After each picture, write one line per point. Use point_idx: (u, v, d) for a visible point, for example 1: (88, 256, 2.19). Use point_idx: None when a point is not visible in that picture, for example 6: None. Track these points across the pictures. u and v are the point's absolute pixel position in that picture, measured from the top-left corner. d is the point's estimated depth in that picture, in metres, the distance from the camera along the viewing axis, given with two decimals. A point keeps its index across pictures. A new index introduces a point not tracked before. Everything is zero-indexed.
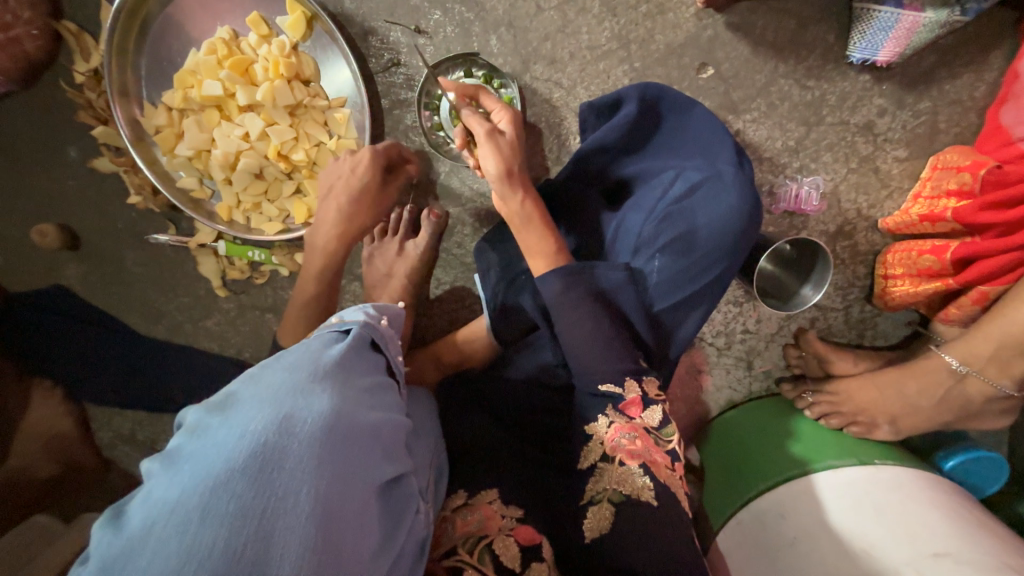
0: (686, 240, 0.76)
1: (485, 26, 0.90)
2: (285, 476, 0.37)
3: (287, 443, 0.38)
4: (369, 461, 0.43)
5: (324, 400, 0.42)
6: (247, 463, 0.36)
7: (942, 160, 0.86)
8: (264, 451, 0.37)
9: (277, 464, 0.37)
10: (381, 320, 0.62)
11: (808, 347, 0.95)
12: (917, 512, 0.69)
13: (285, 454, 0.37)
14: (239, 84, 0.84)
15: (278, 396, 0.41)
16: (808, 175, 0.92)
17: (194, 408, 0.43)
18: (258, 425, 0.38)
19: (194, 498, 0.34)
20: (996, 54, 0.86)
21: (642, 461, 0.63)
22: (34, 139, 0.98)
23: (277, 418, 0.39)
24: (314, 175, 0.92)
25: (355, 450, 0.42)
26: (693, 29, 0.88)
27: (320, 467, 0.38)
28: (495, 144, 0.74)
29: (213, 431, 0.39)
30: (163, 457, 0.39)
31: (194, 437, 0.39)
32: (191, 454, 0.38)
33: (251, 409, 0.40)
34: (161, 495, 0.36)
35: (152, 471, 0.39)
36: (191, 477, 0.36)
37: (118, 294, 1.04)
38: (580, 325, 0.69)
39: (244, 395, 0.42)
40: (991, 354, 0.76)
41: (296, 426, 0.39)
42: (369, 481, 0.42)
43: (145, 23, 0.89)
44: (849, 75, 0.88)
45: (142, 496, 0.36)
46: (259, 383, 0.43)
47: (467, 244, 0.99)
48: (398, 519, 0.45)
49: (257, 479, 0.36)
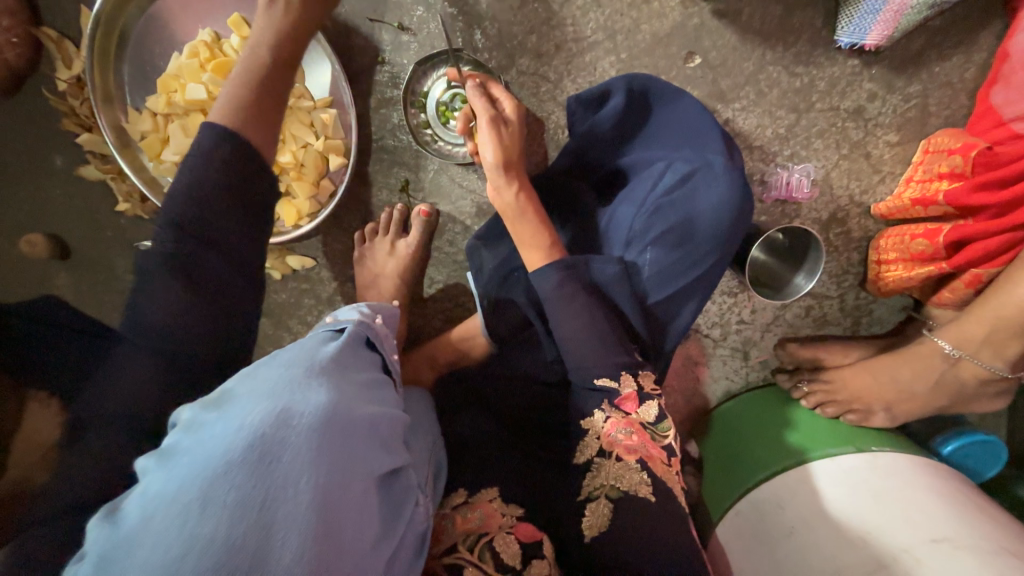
0: (680, 231, 0.75)
1: (469, 21, 0.89)
2: (283, 467, 0.36)
3: (285, 435, 0.38)
4: (368, 453, 0.43)
5: (321, 393, 0.42)
6: (245, 455, 0.36)
7: (933, 144, 0.85)
8: (262, 443, 0.37)
9: (275, 455, 0.37)
10: (375, 319, 0.61)
11: (785, 353, 0.97)
12: (915, 497, 0.69)
13: (284, 445, 0.37)
14: (223, 87, 0.84)
15: (274, 391, 0.41)
16: (799, 163, 0.91)
17: (190, 406, 0.43)
18: (255, 418, 0.38)
19: (193, 490, 0.34)
20: (986, 34, 0.85)
21: (638, 457, 0.63)
22: (19, 149, 0.98)
23: (274, 411, 0.39)
24: (303, 176, 0.90)
25: (354, 442, 0.41)
26: (679, 18, 0.87)
27: (319, 458, 0.38)
28: (498, 134, 0.75)
29: (210, 426, 0.39)
30: (160, 454, 0.39)
31: (190, 433, 0.39)
32: (187, 448, 0.38)
33: (247, 403, 0.40)
34: (158, 490, 0.35)
35: (149, 468, 0.38)
36: (189, 470, 0.36)
37: (111, 302, 1.04)
38: (575, 319, 0.69)
39: (239, 391, 0.42)
40: (985, 336, 0.75)
41: (294, 418, 0.39)
42: (368, 472, 0.42)
43: (125, 31, 0.88)
44: (838, 60, 0.87)
45: (138, 493, 0.36)
46: (254, 379, 0.43)
47: (459, 242, 0.98)
48: (398, 511, 0.45)
49: (256, 470, 0.36)
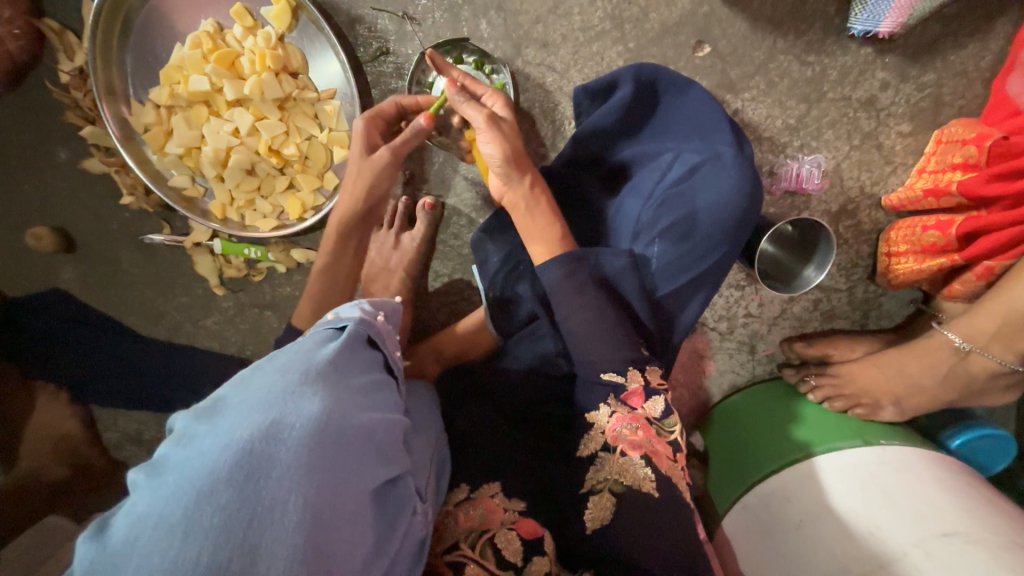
0: (688, 223, 0.74)
1: (475, 10, 0.87)
2: (271, 485, 0.36)
3: (274, 450, 0.38)
4: (364, 465, 0.43)
5: (314, 404, 0.42)
6: (232, 473, 0.36)
7: (946, 134, 0.84)
8: (249, 459, 0.37)
9: (263, 472, 0.37)
10: (377, 316, 0.60)
11: (794, 353, 0.96)
12: (923, 491, 0.69)
13: (273, 461, 0.37)
14: (226, 78, 0.82)
15: (265, 401, 0.41)
16: (809, 154, 0.90)
17: (183, 414, 0.43)
18: (245, 431, 0.38)
19: (179, 510, 0.34)
20: (1003, 22, 0.84)
21: (643, 452, 0.62)
22: (23, 143, 0.99)
23: (264, 424, 0.39)
24: (307, 169, 0.90)
25: (349, 454, 0.41)
26: (688, 6, 0.85)
27: (309, 473, 0.38)
28: (497, 129, 0.72)
29: (199, 439, 0.38)
30: (149, 467, 0.39)
31: (180, 445, 0.39)
32: (176, 463, 0.38)
33: (239, 414, 0.40)
34: (144, 507, 0.35)
35: (136, 481, 0.38)
36: (175, 488, 0.36)
37: (117, 294, 1.06)
38: (584, 312, 0.68)
39: (232, 400, 0.42)
40: (995, 329, 0.75)
41: (283, 432, 0.39)
42: (362, 485, 0.42)
43: (128, 17, 0.87)
44: (851, 49, 0.86)
45: (126, 509, 0.36)
46: (246, 387, 0.43)
47: (464, 235, 0.98)
48: (394, 522, 0.45)
49: (243, 488, 0.36)
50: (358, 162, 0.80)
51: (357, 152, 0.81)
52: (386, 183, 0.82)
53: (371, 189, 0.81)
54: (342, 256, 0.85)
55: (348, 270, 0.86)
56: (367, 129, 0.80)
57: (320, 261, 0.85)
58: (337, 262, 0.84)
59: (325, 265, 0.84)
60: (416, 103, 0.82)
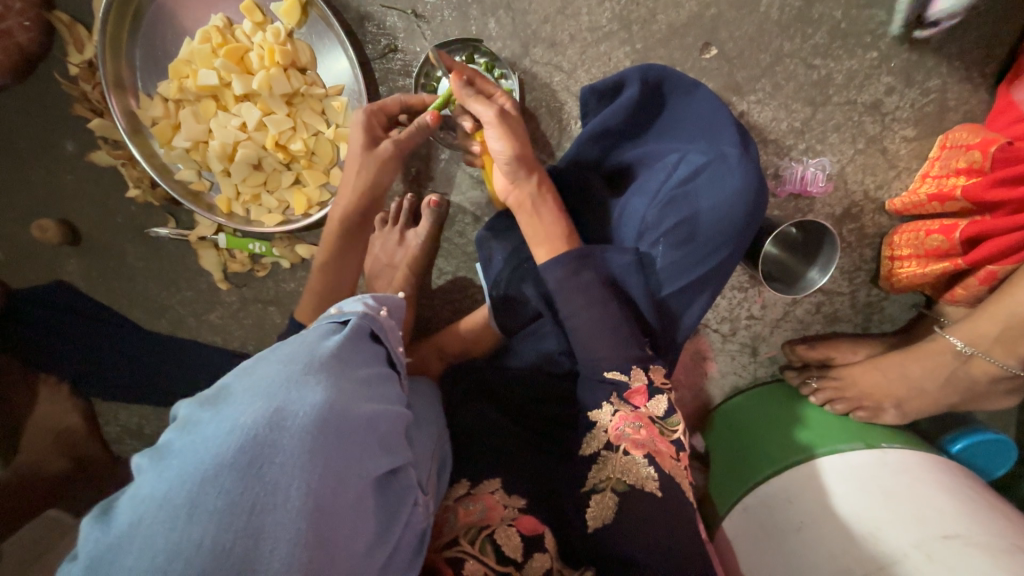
0: (690, 225, 0.75)
1: (483, 9, 0.88)
2: (274, 471, 0.37)
3: (277, 437, 0.38)
4: (365, 455, 0.43)
5: (317, 392, 0.42)
6: (235, 458, 0.36)
7: (951, 139, 0.84)
8: (253, 445, 0.37)
9: (266, 459, 0.37)
10: (380, 310, 0.60)
11: (796, 355, 0.96)
12: (924, 495, 0.69)
13: (277, 447, 0.37)
14: (234, 72, 0.83)
15: (269, 389, 0.41)
16: (814, 157, 0.91)
17: (186, 402, 0.43)
18: (249, 418, 0.38)
19: (183, 493, 0.35)
20: (1009, 29, 0.84)
21: (646, 452, 0.62)
22: (31, 134, 0.99)
23: (268, 412, 0.39)
24: (313, 164, 0.90)
25: (351, 443, 0.41)
26: (695, 8, 0.86)
27: (312, 460, 0.38)
28: (506, 125, 0.73)
29: (203, 426, 0.39)
30: (154, 451, 0.39)
31: (184, 431, 0.39)
32: (180, 448, 0.38)
33: (243, 402, 0.40)
34: (150, 491, 0.36)
35: (141, 466, 0.38)
36: (180, 472, 0.36)
37: (123, 288, 1.07)
38: (588, 310, 0.68)
39: (236, 388, 0.42)
40: (998, 334, 0.75)
41: (287, 420, 0.39)
42: (364, 474, 0.42)
43: (139, 10, 0.88)
44: (857, 53, 0.86)
45: (130, 493, 0.36)
46: (250, 375, 0.43)
47: (468, 233, 0.98)
48: (395, 513, 0.45)
49: (247, 473, 0.36)
50: (361, 156, 0.81)
51: (359, 144, 0.81)
52: (390, 178, 0.84)
53: (374, 181, 0.82)
54: (344, 254, 0.85)
55: (347, 267, 0.86)
56: (368, 121, 0.81)
57: (321, 256, 0.85)
58: (337, 261, 0.85)
59: (327, 264, 0.84)
60: (421, 100, 0.83)
